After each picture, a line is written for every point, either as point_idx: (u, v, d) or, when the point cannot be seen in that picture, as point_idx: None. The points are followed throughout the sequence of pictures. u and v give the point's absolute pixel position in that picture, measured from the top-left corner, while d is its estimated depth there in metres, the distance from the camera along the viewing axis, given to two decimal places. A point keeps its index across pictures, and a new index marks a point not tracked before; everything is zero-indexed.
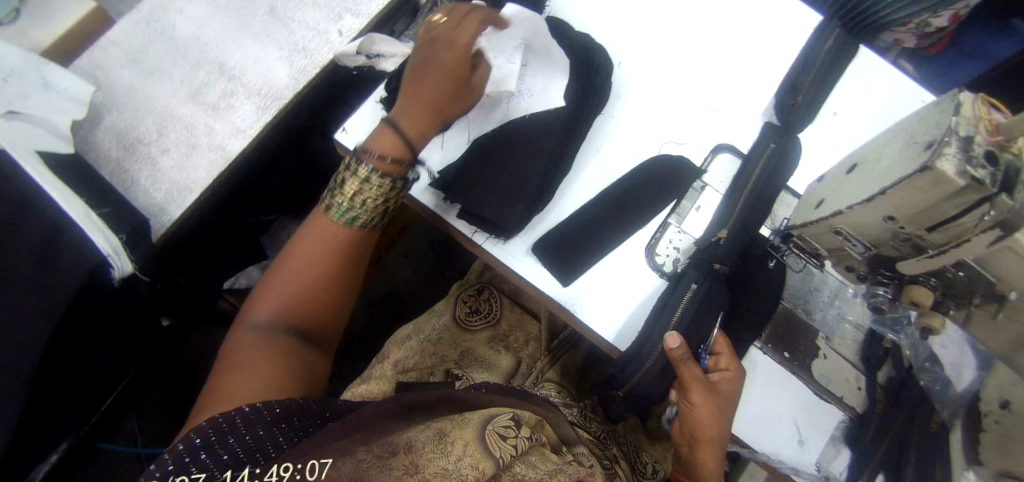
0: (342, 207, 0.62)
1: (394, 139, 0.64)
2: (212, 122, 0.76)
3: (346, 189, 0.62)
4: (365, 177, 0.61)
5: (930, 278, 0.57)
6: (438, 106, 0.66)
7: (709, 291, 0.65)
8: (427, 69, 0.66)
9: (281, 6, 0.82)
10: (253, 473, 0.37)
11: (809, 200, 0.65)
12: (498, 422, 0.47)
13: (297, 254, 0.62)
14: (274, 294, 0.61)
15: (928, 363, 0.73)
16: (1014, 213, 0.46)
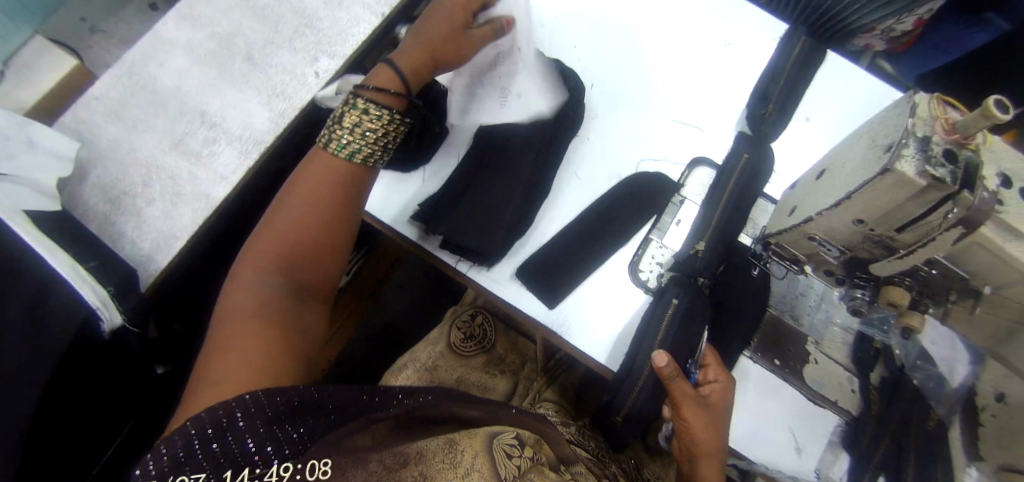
0: (342, 140, 0.61)
1: (390, 79, 0.64)
2: (196, 171, 0.78)
3: (345, 122, 0.61)
4: (361, 106, 0.60)
5: (904, 277, 0.58)
6: (435, 47, 0.64)
7: (691, 305, 0.67)
8: (434, 15, 0.65)
9: (259, 52, 0.85)
10: (253, 473, 0.37)
11: (783, 207, 0.67)
12: (504, 439, 0.46)
13: (291, 202, 0.61)
14: (269, 244, 0.59)
15: (919, 361, 0.73)
16: (977, 209, 0.47)
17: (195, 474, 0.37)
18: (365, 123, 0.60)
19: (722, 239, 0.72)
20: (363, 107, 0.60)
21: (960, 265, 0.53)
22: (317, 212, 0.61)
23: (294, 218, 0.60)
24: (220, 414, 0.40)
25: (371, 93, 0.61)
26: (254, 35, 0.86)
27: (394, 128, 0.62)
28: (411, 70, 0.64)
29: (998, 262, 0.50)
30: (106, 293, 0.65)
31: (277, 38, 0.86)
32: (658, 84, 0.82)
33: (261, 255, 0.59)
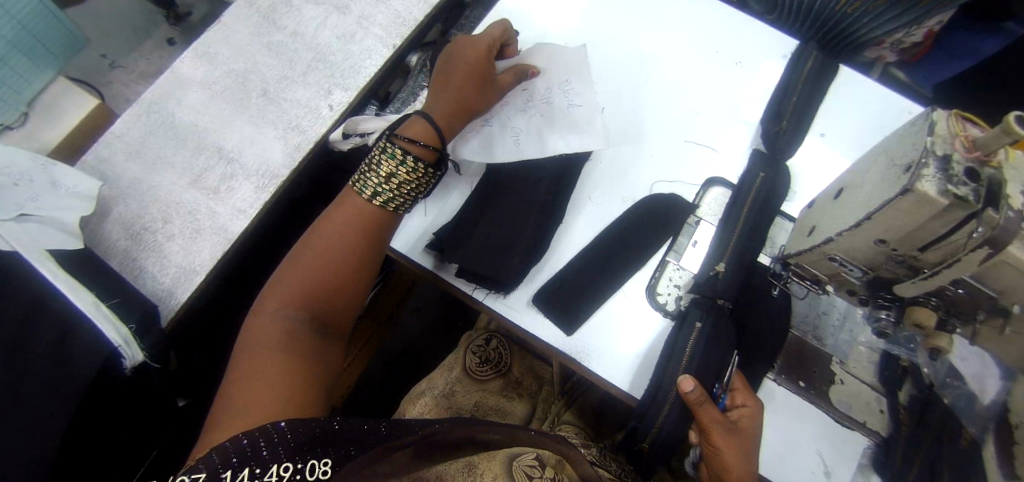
0: (375, 187, 0.65)
1: (424, 129, 0.68)
2: (214, 205, 0.79)
3: (381, 171, 0.65)
4: (400, 157, 0.65)
5: (929, 298, 0.56)
6: (462, 99, 0.72)
7: (715, 328, 0.66)
8: (454, 69, 0.73)
9: (274, 88, 0.87)
10: (253, 473, 0.40)
11: (802, 226, 0.66)
12: (523, 462, 0.59)
13: (318, 243, 0.64)
14: (295, 283, 0.61)
15: (949, 378, 0.72)
16: (1002, 229, 0.46)
17: (197, 474, 0.38)
18: (401, 172, 0.65)
19: (742, 260, 0.71)
20: (399, 157, 0.65)
21: (989, 284, 0.52)
22: (342, 254, 0.64)
23: (320, 258, 0.63)
24: (244, 445, 0.41)
25: (407, 144, 0.66)
26: (270, 71, 0.88)
27: (428, 179, 0.67)
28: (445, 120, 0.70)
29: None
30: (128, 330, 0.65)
31: (292, 73, 0.88)
32: (669, 105, 0.83)
33: (289, 291, 0.61)
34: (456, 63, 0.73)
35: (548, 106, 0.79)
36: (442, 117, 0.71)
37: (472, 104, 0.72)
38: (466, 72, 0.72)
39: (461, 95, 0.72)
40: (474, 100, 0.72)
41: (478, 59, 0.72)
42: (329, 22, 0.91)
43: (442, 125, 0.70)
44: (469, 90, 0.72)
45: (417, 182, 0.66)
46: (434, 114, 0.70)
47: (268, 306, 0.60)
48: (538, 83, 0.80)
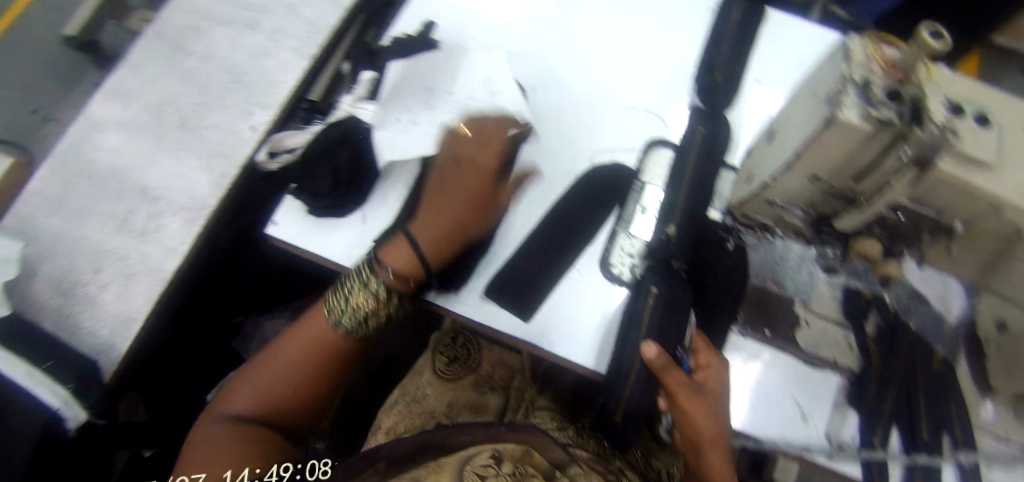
0: (341, 314, 0.66)
1: (409, 253, 0.65)
2: (144, 247, 0.76)
3: (351, 298, 0.66)
4: (373, 288, 0.64)
5: (872, 227, 0.54)
6: (456, 229, 0.68)
7: (673, 292, 0.64)
8: (449, 198, 0.69)
9: (193, 116, 0.83)
10: (254, 472, 0.58)
11: (742, 173, 0.64)
12: (476, 463, 0.50)
13: (288, 344, 0.68)
14: (256, 382, 0.68)
15: (913, 303, 0.71)
16: (930, 147, 0.44)
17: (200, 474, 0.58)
18: (365, 305, 0.65)
19: (691, 219, 0.69)
20: (367, 285, 0.64)
21: (927, 204, 0.50)
22: (305, 362, 0.68)
23: (283, 363, 0.67)
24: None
25: (388, 273, 0.64)
26: (185, 99, 0.84)
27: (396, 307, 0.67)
28: (437, 245, 0.67)
29: (965, 195, 0.47)
30: (67, 391, 0.63)
31: (207, 98, 0.84)
32: (599, 73, 0.80)
33: (253, 388, 0.67)
34: (454, 175, 0.70)
35: (452, 96, 0.73)
36: (430, 235, 0.67)
37: (467, 228, 0.68)
38: (462, 200, 0.68)
39: (461, 210, 0.68)
40: (470, 225, 0.68)
41: (477, 183, 0.69)
42: (241, 40, 0.88)
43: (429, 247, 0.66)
44: (463, 215, 0.68)
45: (378, 312, 0.66)
46: (420, 234, 0.67)
47: (233, 400, 0.67)
48: (436, 77, 0.74)
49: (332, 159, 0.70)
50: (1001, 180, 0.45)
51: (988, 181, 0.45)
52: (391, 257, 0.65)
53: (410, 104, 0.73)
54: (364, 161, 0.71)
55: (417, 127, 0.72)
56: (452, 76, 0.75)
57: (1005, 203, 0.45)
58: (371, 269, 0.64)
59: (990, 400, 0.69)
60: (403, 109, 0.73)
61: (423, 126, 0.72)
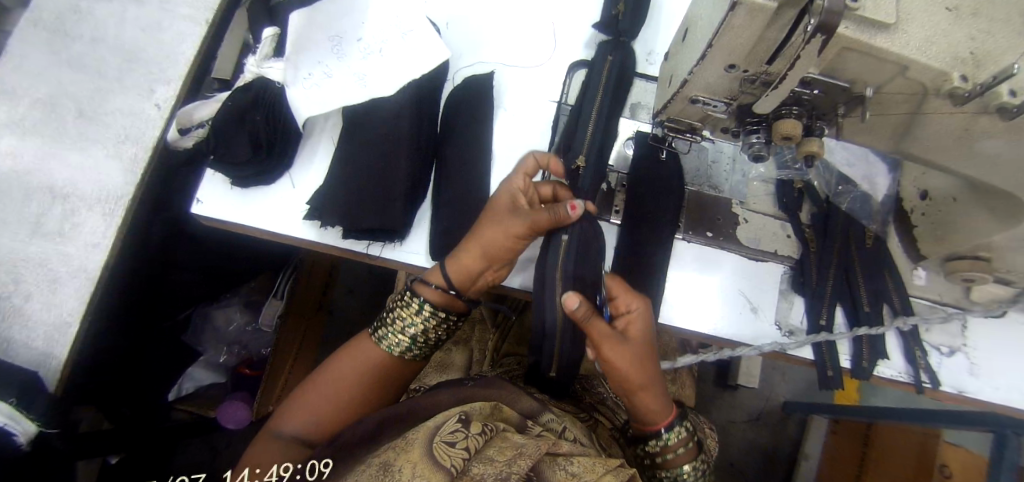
0: (390, 337, 0.61)
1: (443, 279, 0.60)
2: (64, 248, 0.78)
3: (402, 322, 0.60)
4: (419, 310, 0.60)
5: (791, 108, 0.53)
6: (489, 252, 0.59)
7: (589, 233, 0.60)
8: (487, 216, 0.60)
9: (90, 105, 0.81)
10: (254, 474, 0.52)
11: (664, 79, 0.64)
12: (444, 430, 0.43)
13: (347, 360, 0.62)
14: (308, 401, 0.59)
15: (842, 186, 0.76)
16: (829, 12, 0.40)
17: None
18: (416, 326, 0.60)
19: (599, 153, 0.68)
20: (414, 311, 0.60)
21: (839, 76, 0.49)
22: (357, 382, 0.61)
23: (346, 382, 0.61)
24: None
25: (430, 293, 0.60)
26: (78, 88, 0.81)
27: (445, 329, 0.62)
28: (463, 269, 0.59)
29: (871, 59, 0.46)
30: (10, 405, 0.63)
31: (103, 82, 0.82)
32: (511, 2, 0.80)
33: (317, 406, 0.59)
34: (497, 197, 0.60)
35: (365, 42, 0.70)
36: (460, 263, 0.60)
37: (496, 254, 0.59)
38: (490, 223, 0.58)
39: (484, 239, 0.58)
40: (500, 252, 0.59)
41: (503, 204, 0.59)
42: (128, 15, 0.85)
43: (458, 276, 0.60)
44: (490, 241, 0.58)
45: (434, 332, 0.62)
46: (453, 262, 0.60)
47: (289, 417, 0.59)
48: (343, 23, 0.71)
49: (248, 123, 0.66)
50: (905, 38, 0.45)
51: (889, 40, 0.44)
52: (431, 280, 0.61)
53: (319, 53, 0.70)
54: (281, 119, 0.68)
55: (331, 78, 0.69)
56: (357, 21, 0.71)
57: (909, 60, 0.45)
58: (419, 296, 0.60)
59: (921, 265, 0.74)
60: (315, 62, 0.69)
61: (338, 77, 0.69)
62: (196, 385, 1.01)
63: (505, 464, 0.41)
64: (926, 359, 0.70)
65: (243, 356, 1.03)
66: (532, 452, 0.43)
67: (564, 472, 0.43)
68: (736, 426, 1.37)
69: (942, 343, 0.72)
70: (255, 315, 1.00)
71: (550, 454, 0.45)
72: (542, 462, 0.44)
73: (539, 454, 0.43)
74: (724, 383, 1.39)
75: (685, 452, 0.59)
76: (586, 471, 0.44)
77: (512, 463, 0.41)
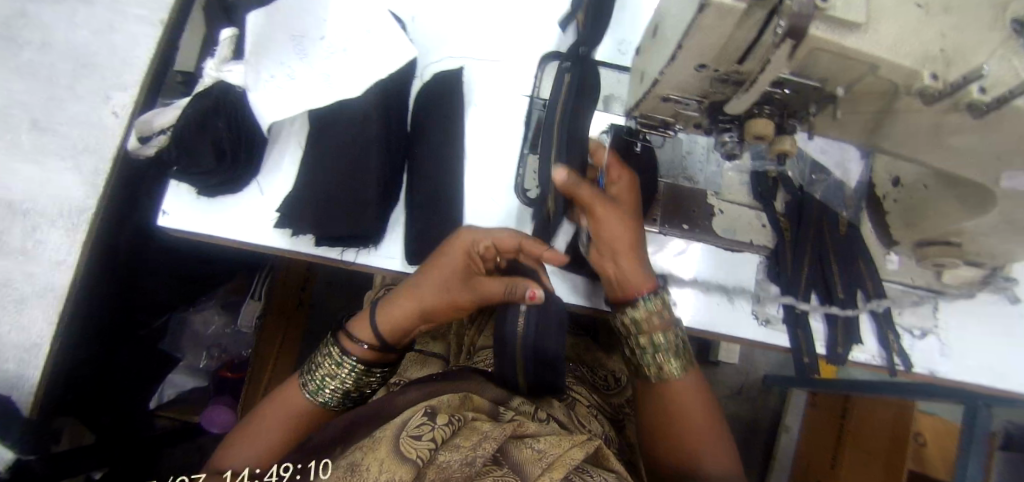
0: (319, 382, 0.61)
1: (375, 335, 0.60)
2: (27, 267, 0.77)
3: (328, 369, 0.61)
4: (344, 359, 0.60)
5: (763, 107, 0.52)
6: (428, 308, 0.59)
7: (544, 311, 0.53)
8: (431, 269, 0.58)
9: (44, 115, 0.80)
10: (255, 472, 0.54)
11: (636, 74, 0.62)
12: (411, 425, 0.44)
13: (275, 408, 0.61)
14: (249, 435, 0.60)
15: (816, 174, 0.77)
16: (799, 15, 0.39)
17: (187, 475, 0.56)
18: (343, 375, 0.61)
19: None
20: (341, 361, 0.60)
21: (810, 74, 0.48)
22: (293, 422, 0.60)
23: (274, 429, 0.60)
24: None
25: (358, 347, 0.60)
26: (31, 98, 0.80)
27: (376, 376, 0.63)
28: (397, 322, 0.60)
29: (841, 59, 0.45)
30: None
31: (56, 91, 0.80)
32: None
33: (247, 449, 0.59)
34: (444, 253, 0.58)
35: (328, 42, 0.68)
36: (395, 318, 0.60)
37: (434, 311, 0.59)
38: (437, 281, 0.57)
39: (428, 298, 0.58)
40: (439, 309, 0.59)
41: (455, 263, 0.57)
42: (79, 19, 0.82)
43: (388, 331, 0.60)
44: (433, 300, 0.58)
45: (363, 382, 0.62)
46: (385, 316, 0.60)
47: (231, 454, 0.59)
48: (305, 21, 0.68)
49: (210, 130, 0.63)
50: (875, 37, 0.44)
51: (859, 41, 0.43)
52: (359, 333, 0.61)
53: (279, 55, 0.67)
54: (247, 130, 0.66)
55: (295, 80, 0.67)
56: (319, 19, 0.68)
57: (879, 59, 0.44)
58: (344, 346, 0.61)
59: (893, 251, 0.75)
60: (276, 63, 0.67)
61: (303, 79, 0.67)
62: (177, 391, 1.03)
63: (470, 449, 0.42)
64: (898, 342, 0.71)
65: (224, 360, 1.04)
66: (497, 435, 0.44)
67: (531, 449, 0.44)
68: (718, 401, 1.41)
69: (914, 326, 0.73)
70: (233, 316, 1.01)
71: (516, 437, 0.46)
72: (509, 443, 0.45)
73: (503, 437, 0.44)
74: (705, 360, 1.42)
75: (662, 322, 0.59)
76: (551, 446, 0.44)
77: (477, 448, 0.42)
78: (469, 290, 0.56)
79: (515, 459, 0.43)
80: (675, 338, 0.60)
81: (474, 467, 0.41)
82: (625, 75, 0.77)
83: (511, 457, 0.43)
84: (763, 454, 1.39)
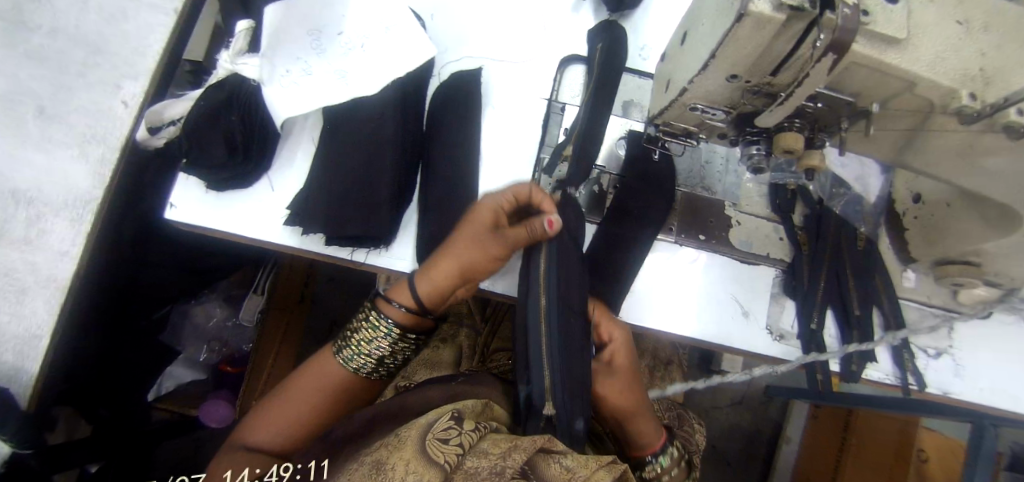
0: (352, 352, 0.59)
1: (411, 298, 0.58)
2: (30, 256, 0.74)
3: (361, 339, 0.59)
4: (381, 326, 0.58)
5: (793, 120, 0.51)
6: (464, 270, 0.58)
7: (565, 255, 0.58)
8: (459, 232, 0.58)
9: (51, 102, 0.78)
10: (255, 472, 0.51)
11: (660, 82, 0.61)
12: (437, 428, 0.43)
13: (306, 381, 0.59)
14: (274, 412, 0.57)
15: (838, 187, 0.76)
16: (844, 29, 0.37)
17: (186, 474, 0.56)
18: (375, 342, 0.58)
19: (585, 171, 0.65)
20: (375, 323, 0.58)
21: (844, 89, 0.47)
22: (316, 400, 0.58)
23: (300, 406, 0.57)
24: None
25: (395, 312, 0.58)
26: (38, 84, 0.78)
27: (413, 343, 0.61)
28: (434, 286, 0.58)
29: (878, 74, 0.44)
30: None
31: (65, 78, 0.78)
32: None
33: (275, 428, 0.56)
34: (470, 213, 0.59)
35: (346, 38, 0.66)
36: (432, 282, 0.58)
37: (470, 271, 0.58)
38: (467, 240, 0.57)
39: (460, 259, 0.57)
40: (476, 270, 0.58)
41: (480, 217, 0.57)
42: (90, 5, 0.80)
43: (428, 292, 0.58)
44: (465, 259, 0.57)
45: (396, 352, 0.60)
46: (421, 281, 0.58)
47: (254, 431, 0.56)
48: (323, 15, 0.67)
49: (222, 125, 0.62)
50: (914, 54, 0.43)
51: (898, 57, 0.42)
52: (396, 298, 0.59)
53: (293, 48, 0.65)
54: (260, 122, 0.64)
55: (311, 75, 0.65)
56: (337, 15, 0.67)
57: (918, 76, 0.43)
58: (382, 313, 0.58)
59: (910, 268, 0.74)
60: (292, 58, 0.65)
61: (319, 75, 0.65)
62: (175, 383, 1.00)
63: (499, 458, 0.41)
64: (914, 361, 0.70)
65: (225, 353, 1.01)
66: (527, 446, 0.42)
67: (560, 465, 0.41)
68: (720, 411, 1.40)
69: (929, 345, 0.72)
70: (235, 309, 0.99)
71: (545, 449, 0.43)
72: (537, 455, 0.42)
73: (535, 448, 0.41)
74: (708, 370, 1.41)
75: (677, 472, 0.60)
76: (580, 465, 0.42)
77: (506, 456, 0.41)
78: (497, 242, 0.56)
79: (542, 473, 0.41)
80: None
81: (502, 477, 0.38)
82: (644, 80, 0.76)
83: (538, 472, 0.41)
84: (764, 466, 1.39)
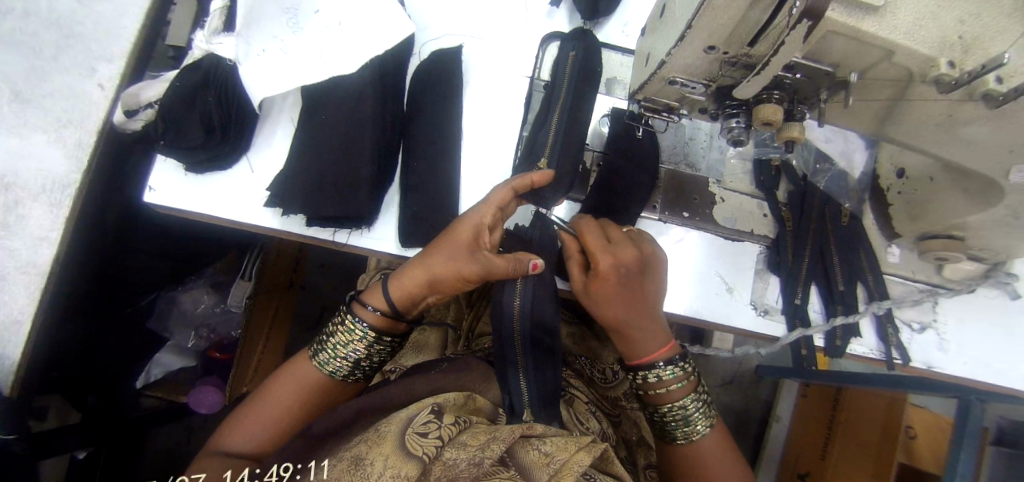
0: (328, 355, 0.59)
1: (384, 307, 0.58)
2: (7, 243, 0.73)
3: (337, 341, 0.59)
4: (356, 329, 0.58)
5: (772, 92, 0.51)
6: (435, 279, 0.57)
7: (538, 283, 0.60)
8: (440, 240, 0.58)
9: (26, 86, 0.77)
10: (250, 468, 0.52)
11: (641, 56, 0.60)
12: (417, 423, 0.43)
13: (275, 389, 0.57)
14: (251, 417, 0.56)
15: (820, 164, 0.76)
16: None
17: None
18: (349, 346, 0.58)
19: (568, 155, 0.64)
20: (350, 328, 0.58)
21: (823, 59, 0.46)
22: (292, 403, 0.57)
23: (277, 409, 0.57)
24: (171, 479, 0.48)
25: (369, 316, 0.58)
26: (12, 68, 0.77)
27: (389, 346, 0.61)
28: (406, 292, 0.58)
29: (855, 42, 0.43)
30: None
31: (40, 62, 0.77)
32: None
33: (251, 434, 0.56)
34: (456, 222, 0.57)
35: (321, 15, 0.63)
36: (404, 288, 0.58)
37: (440, 283, 0.57)
38: (445, 253, 0.56)
39: (434, 269, 0.57)
40: (446, 284, 0.57)
41: (464, 234, 0.56)
42: None
43: (399, 301, 0.58)
44: (438, 270, 0.57)
45: (371, 355, 0.60)
46: (394, 286, 0.58)
47: (229, 436, 0.56)
48: None
49: (198, 108, 0.62)
50: (893, 21, 0.42)
51: (876, 24, 0.42)
52: (370, 302, 0.59)
53: (266, 25, 0.62)
54: (236, 102, 0.64)
55: (288, 53, 0.63)
56: None
57: (896, 44, 0.42)
58: (359, 317, 0.58)
59: (895, 243, 0.74)
60: (265, 34, 0.62)
61: (296, 54, 0.63)
62: (164, 371, 0.98)
63: (477, 449, 0.42)
64: (897, 335, 0.71)
65: (213, 340, 1.00)
66: (506, 436, 0.42)
67: (539, 452, 0.43)
68: (711, 391, 1.41)
69: (913, 319, 0.73)
70: (223, 295, 0.97)
71: (524, 436, 0.45)
72: (516, 444, 0.44)
73: (512, 438, 0.42)
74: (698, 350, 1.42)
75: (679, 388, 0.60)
76: (559, 449, 0.42)
77: (485, 448, 0.42)
78: (475, 264, 0.55)
79: (521, 461, 0.42)
80: (694, 402, 0.60)
81: (481, 467, 0.40)
82: (627, 57, 0.75)
83: (517, 459, 0.43)
84: (754, 444, 1.40)
